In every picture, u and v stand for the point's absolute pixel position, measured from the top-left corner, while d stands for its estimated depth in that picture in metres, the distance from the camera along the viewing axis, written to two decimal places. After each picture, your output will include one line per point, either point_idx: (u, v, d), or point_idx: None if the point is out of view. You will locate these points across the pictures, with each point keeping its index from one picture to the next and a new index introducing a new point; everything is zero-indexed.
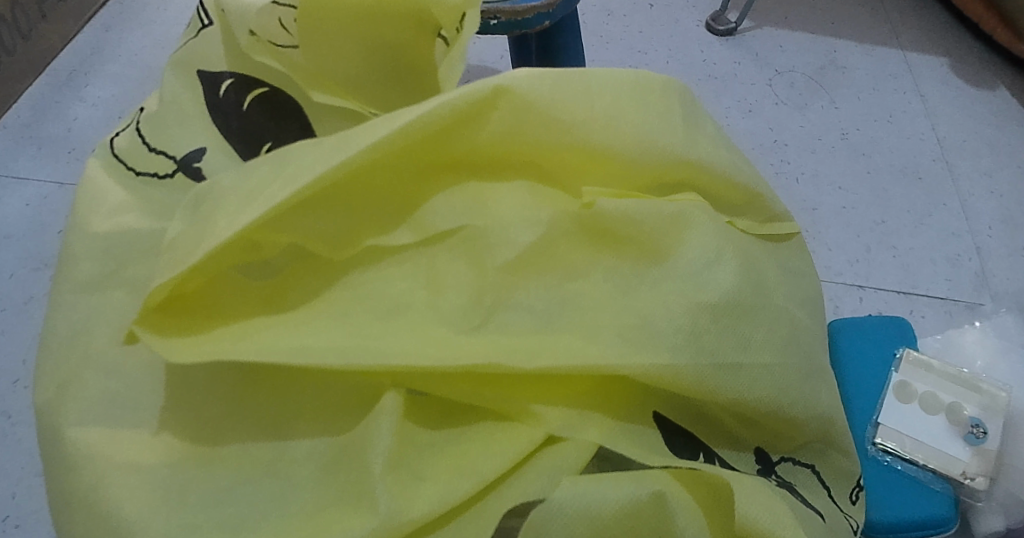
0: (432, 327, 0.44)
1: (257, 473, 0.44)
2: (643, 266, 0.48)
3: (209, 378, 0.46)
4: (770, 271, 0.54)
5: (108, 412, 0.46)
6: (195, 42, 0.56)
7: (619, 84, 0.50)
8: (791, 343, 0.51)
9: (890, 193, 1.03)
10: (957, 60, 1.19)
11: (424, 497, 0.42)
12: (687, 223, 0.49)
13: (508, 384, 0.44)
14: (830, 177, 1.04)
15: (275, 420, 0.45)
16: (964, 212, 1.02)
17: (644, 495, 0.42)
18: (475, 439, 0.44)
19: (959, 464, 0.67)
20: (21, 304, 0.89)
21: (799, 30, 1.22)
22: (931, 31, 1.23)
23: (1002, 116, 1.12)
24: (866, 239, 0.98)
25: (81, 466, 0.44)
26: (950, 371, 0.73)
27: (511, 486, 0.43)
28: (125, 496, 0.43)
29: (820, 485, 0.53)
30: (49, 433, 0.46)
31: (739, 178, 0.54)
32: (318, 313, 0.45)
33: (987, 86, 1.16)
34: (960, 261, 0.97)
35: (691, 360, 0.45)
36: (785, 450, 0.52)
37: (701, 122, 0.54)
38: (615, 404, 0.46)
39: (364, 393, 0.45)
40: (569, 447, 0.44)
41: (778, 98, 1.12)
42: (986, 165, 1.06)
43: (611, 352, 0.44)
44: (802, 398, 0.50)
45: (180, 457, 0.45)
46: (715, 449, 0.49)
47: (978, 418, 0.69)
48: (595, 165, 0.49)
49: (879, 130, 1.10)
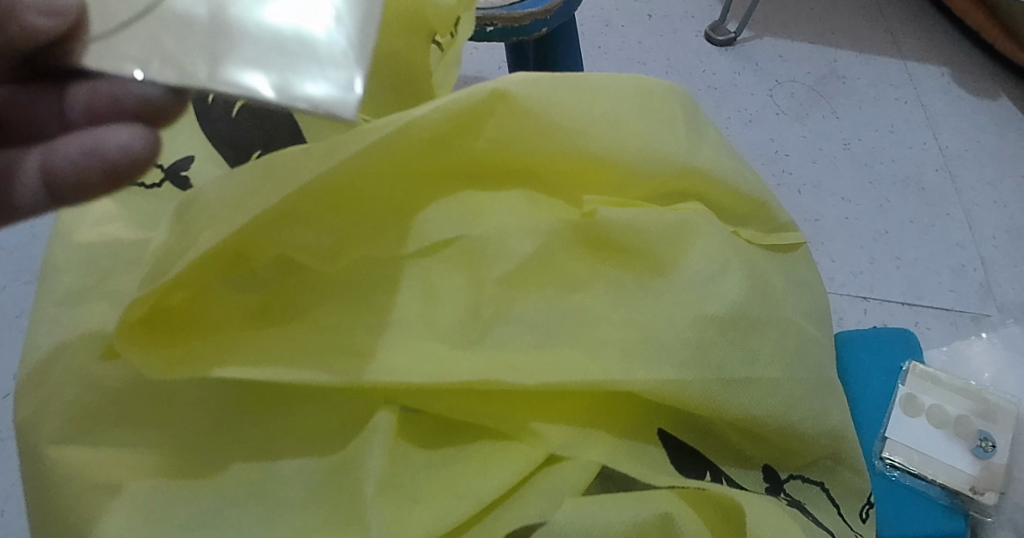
0: (426, 342, 0.42)
1: (243, 493, 0.42)
2: (647, 278, 0.46)
3: (197, 397, 0.44)
4: (777, 281, 0.52)
5: (88, 429, 0.43)
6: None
7: (619, 92, 0.49)
8: (799, 357, 0.49)
9: (894, 203, 1.01)
10: (958, 69, 1.17)
11: (420, 521, 0.40)
12: (691, 233, 0.47)
13: (507, 402, 0.42)
14: (832, 188, 1.02)
15: (264, 439, 0.43)
16: (968, 222, 1.00)
17: (651, 516, 0.41)
18: (473, 457, 0.42)
19: (968, 479, 0.65)
20: (11, 318, 0.87)
21: (799, 40, 1.19)
22: (933, 40, 1.21)
23: (1004, 125, 1.11)
24: (869, 250, 0.97)
25: (70, 488, 0.42)
26: (958, 384, 0.70)
27: (510, 507, 0.41)
28: (111, 520, 0.42)
29: (829, 503, 0.51)
30: (28, 453, 0.44)
31: (743, 186, 0.53)
32: (306, 330, 0.43)
33: (989, 95, 1.14)
34: (965, 272, 0.95)
35: (697, 376, 0.44)
36: (795, 467, 0.49)
37: (703, 129, 0.53)
38: (618, 421, 0.44)
39: (357, 413, 0.43)
40: (570, 467, 0.42)
41: (778, 109, 1.10)
42: (989, 174, 1.05)
43: (614, 368, 0.43)
44: (812, 413, 0.48)
45: (165, 478, 0.43)
46: (722, 467, 0.47)
47: (985, 432, 0.67)
48: (596, 174, 0.48)
49: (881, 140, 1.08)
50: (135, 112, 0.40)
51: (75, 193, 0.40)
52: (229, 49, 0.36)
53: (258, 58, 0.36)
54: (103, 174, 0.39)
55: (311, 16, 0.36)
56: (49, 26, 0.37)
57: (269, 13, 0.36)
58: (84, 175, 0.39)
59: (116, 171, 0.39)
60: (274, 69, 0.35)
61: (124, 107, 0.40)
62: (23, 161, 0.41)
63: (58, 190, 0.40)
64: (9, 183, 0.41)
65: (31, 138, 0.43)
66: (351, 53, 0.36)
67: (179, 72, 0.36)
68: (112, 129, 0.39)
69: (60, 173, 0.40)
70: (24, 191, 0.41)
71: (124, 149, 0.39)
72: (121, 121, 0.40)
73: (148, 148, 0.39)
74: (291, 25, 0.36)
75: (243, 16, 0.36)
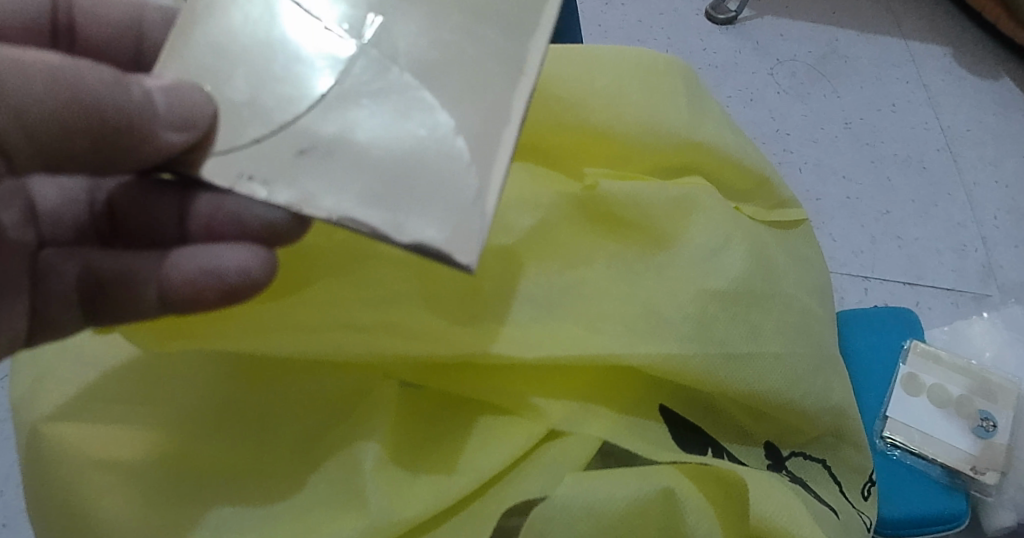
0: (423, 316, 0.42)
1: (241, 469, 0.42)
2: (648, 252, 0.46)
3: (196, 372, 0.43)
4: (779, 258, 0.51)
5: (83, 405, 0.43)
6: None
7: (621, 63, 0.50)
8: (801, 333, 0.49)
9: (896, 184, 0.89)
10: (961, 46, 1.02)
11: (419, 496, 0.40)
12: (692, 207, 0.47)
13: (508, 377, 0.42)
14: (834, 165, 0.90)
15: (261, 415, 0.43)
16: (970, 202, 0.88)
17: (652, 492, 0.40)
18: (471, 433, 0.42)
19: (969, 459, 0.64)
20: None
21: (800, 18, 1.02)
22: (935, 19, 1.04)
23: (1007, 105, 0.97)
24: (870, 230, 0.86)
25: (66, 465, 0.42)
26: (959, 362, 0.68)
27: (509, 483, 0.41)
28: (108, 495, 0.41)
29: (831, 480, 0.50)
30: (25, 429, 0.43)
31: (746, 162, 0.53)
32: (301, 305, 0.42)
33: (989, 75, 0.99)
34: (965, 252, 0.85)
35: (699, 350, 0.43)
36: (796, 444, 0.49)
37: (705, 104, 0.53)
38: (620, 395, 0.44)
39: (354, 390, 0.43)
40: (571, 443, 0.42)
41: (779, 87, 0.96)
42: (990, 154, 0.92)
43: (617, 342, 0.42)
44: (813, 391, 0.48)
45: (159, 453, 0.42)
46: (724, 444, 0.46)
47: (987, 411, 0.65)
48: (597, 148, 0.48)
49: (882, 119, 0.94)
50: (258, 234, 0.40)
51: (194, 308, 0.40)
52: (358, 182, 0.35)
53: (385, 193, 0.35)
54: (221, 296, 0.39)
55: (440, 148, 0.35)
56: (179, 139, 0.35)
57: (402, 139, 0.35)
58: (202, 294, 0.39)
59: (235, 293, 0.39)
60: (398, 210, 0.34)
61: (248, 227, 0.40)
62: (140, 268, 0.41)
63: (171, 302, 0.40)
64: (119, 288, 0.41)
65: (142, 236, 0.43)
66: (479, 204, 0.34)
67: (306, 200, 0.35)
68: (232, 250, 0.39)
69: (181, 291, 0.40)
70: (134, 297, 0.40)
71: (242, 270, 0.39)
72: (242, 241, 0.40)
73: (268, 270, 0.39)
74: (425, 157, 0.35)
75: (377, 145, 0.35)
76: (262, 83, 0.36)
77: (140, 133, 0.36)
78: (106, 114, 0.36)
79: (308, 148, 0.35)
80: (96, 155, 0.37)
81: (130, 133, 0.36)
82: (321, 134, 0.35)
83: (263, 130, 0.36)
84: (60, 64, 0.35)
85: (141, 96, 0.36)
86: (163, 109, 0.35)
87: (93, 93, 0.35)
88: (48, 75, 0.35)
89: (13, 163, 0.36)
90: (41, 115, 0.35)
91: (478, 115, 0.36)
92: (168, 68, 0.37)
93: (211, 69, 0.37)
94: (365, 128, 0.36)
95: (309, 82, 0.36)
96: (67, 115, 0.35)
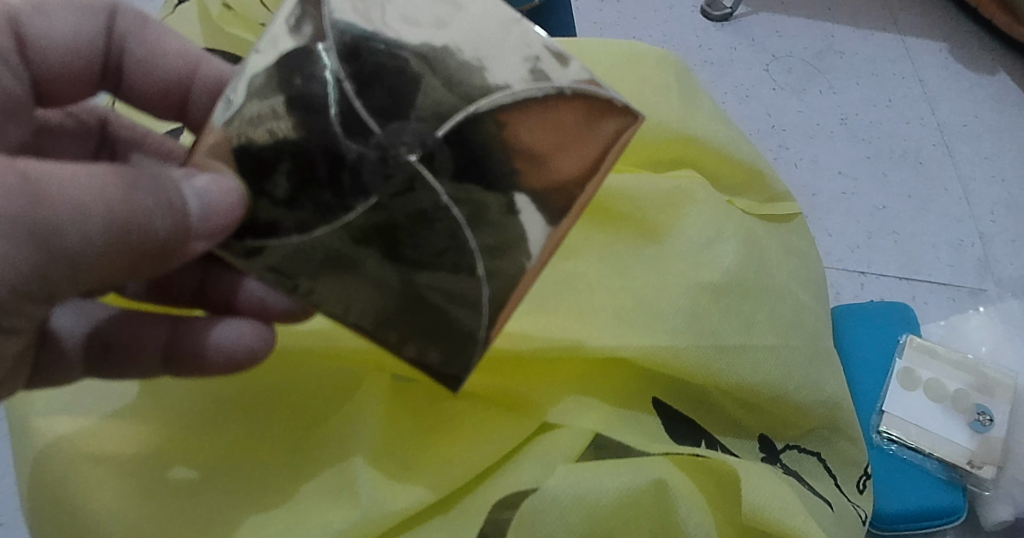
0: None
1: (230, 463, 0.41)
2: (640, 244, 0.46)
3: (187, 383, 0.44)
4: (773, 250, 0.51)
5: (77, 402, 0.43)
6: (186, 5, 0.55)
7: (613, 57, 0.52)
8: (796, 325, 0.49)
9: (892, 178, 0.89)
10: (956, 40, 1.01)
11: (411, 490, 0.40)
12: (685, 200, 0.48)
13: (500, 366, 0.42)
14: (831, 162, 0.90)
15: (251, 410, 0.43)
16: (966, 196, 0.88)
17: (644, 484, 0.40)
18: (464, 426, 0.42)
19: (966, 453, 0.63)
20: None
21: (795, 14, 1.02)
22: (931, 12, 1.04)
23: (1003, 99, 0.96)
24: (867, 225, 0.85)
25: (60, 466, 0.41)
26: (955, 357, 0.67)
27: (502, 477, 0.40)
28: (99, 491, 0.40)
29: (826, 473, 0.50)
30: (20, 429, 0.44)
31: (739, 155, 0.53)
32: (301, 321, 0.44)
33: (986, 69, 0.99)
34: (962, 247, 0.85)
35: (692, 341, 0.44)
36: (790, 437, 0.48)
37: (698, 97, 0.53)
38: (612, 388, 0.44)
39: (348, 378, 0.43)
40: (565, 435, 0.42)
41: (776, 83, 0.95)
42: (986, 149, 0.92)
43: (609, 336, 0.43)
44: (808, 382, 0.48)
45: (150, 449, 0.41)
46: (716, 437, 0.46)
47: (984, 406, 0.64)
48: None
49: (878, 115, 0.94)
50: (269, 314, 0.42)
51: (196, 373, 0.42)
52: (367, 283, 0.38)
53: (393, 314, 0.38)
54: (225, 368, 0.41)
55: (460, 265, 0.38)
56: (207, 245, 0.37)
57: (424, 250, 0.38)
58: (207, 361, 0.41)
59: (238, 365, 0.41)
60: (406, 320, 0.38)
61: (263, 307, 0.42)
62: (149, 334, 0.42)
63: (176, 361, 0.42)
64: (125, 352, 0.42)
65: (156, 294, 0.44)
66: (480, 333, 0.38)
67: (331, 305, 0.38)
68: (232, 327, 0.41)
69: (186, 355, 0.41)
70: (136, 356, 0.42)
71: (241, 342, 0.41)
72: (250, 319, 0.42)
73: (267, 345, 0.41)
74: (444, 272, 0.38)
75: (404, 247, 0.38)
76: (299, 187, 0.38)
77: (172, 248, 0.36)
78: (143, 235, 0.35)
79: (336, 255, 0.38)
80: (123, 271, 0.36)
81: (167, 251, 0.36)
82: (348, 236, 0.38)
83: (293, 235, 0.38)
84: (98, 193, 0.34)
85: (175, 209, 0.36)
86: (199, 220, 0.36)
87: (137, 219, 0.35)
88: (103, 214, 0.34)
89: (50, 289, 0.35)
90: (71, 240, 0.34)
91: (500, 234, 0.38)
92: (203, 161, 0.38)
93: (251, 164, 0.38)
94: (398, 238, 0.38)
95: (349, 191, 0.38)
96: (106, 243, 0.34)
